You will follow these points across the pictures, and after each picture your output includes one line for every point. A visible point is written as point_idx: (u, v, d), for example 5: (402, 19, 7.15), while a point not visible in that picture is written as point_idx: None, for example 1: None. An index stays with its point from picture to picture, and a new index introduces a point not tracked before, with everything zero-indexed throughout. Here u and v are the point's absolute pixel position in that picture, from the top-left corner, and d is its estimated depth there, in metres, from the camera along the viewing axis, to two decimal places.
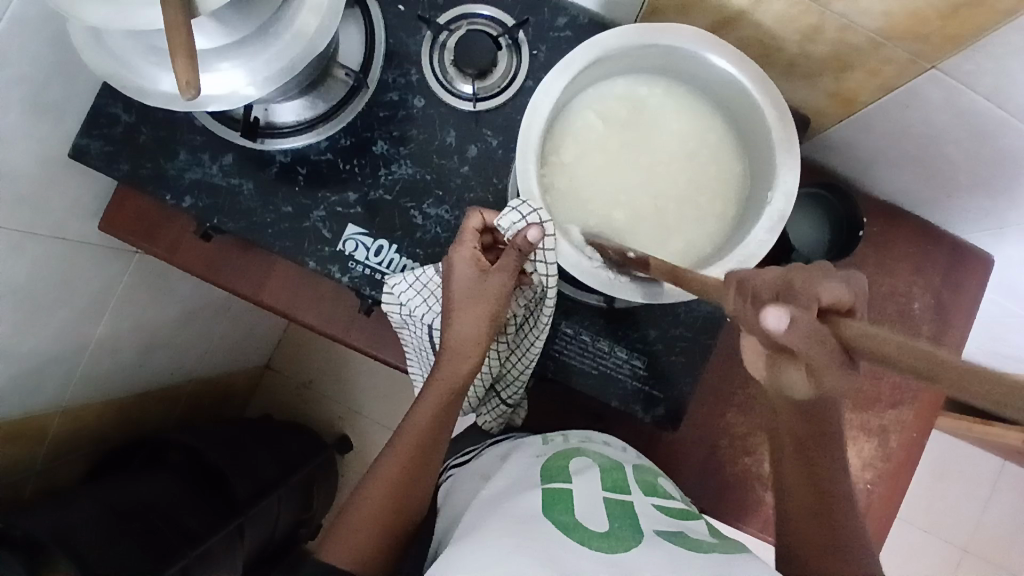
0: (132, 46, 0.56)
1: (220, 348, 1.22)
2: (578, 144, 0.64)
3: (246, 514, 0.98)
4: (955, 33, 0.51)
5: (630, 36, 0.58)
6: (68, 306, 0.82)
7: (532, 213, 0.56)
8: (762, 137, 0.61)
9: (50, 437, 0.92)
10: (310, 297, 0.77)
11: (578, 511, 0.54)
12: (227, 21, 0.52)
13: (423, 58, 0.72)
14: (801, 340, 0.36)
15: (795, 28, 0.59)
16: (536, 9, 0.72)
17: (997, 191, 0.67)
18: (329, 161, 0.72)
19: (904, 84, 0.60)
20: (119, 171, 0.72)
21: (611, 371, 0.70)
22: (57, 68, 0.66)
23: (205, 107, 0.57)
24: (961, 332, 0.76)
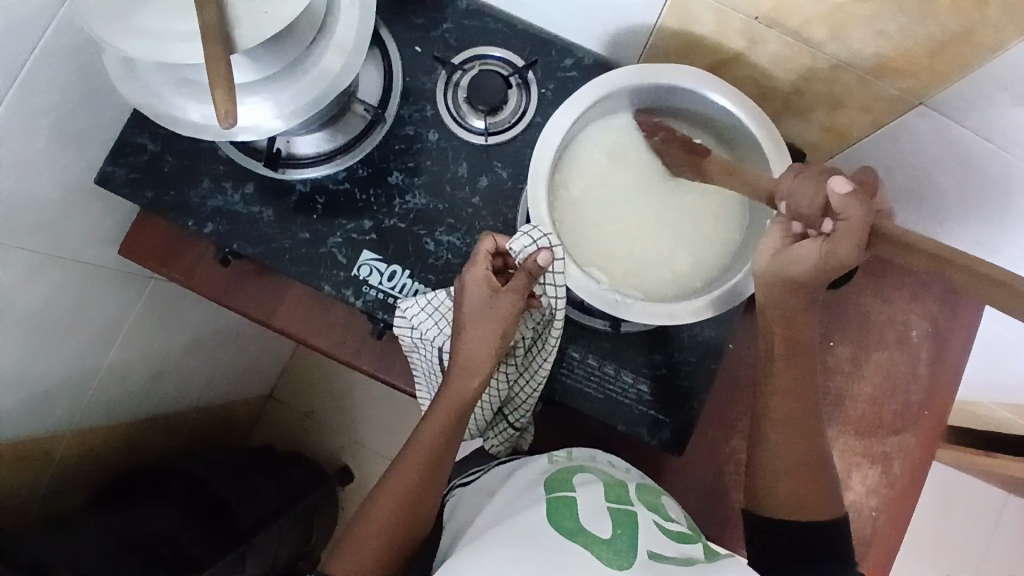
0: (165, 79, 0.59)
1: (226, 375, 1.23)
2: (585, 176, 0.67)
3: (249, 543, 0.98)
4: (940, 71, 0.55)
5: (635, 75, 0.62)
6: (83, 329, 0.84)
7: (542, 238, 0.59)
8: (760, 168, 0.64)
9: (56, 461, 0.92)
10: (322, 321, 0.79)
11: (581, 518, 0.56)
12: (260, 59, 0.56)
13: (438, 94, 0.76)
14: (852, 205, 0.52)
15: (790, 67, 0.64)
16: (544, 50, 0.77)
17: (987, 222, 0.71)
18: (346, 190, 0.75)
19: (894, 119, 0.64)
20: (144, 198, 0.75)
21: (617, 395, 0.71)
22: (87, 98, 0.70)
23: (234, 138, 0.61)
24: (959, 360, 0.78)
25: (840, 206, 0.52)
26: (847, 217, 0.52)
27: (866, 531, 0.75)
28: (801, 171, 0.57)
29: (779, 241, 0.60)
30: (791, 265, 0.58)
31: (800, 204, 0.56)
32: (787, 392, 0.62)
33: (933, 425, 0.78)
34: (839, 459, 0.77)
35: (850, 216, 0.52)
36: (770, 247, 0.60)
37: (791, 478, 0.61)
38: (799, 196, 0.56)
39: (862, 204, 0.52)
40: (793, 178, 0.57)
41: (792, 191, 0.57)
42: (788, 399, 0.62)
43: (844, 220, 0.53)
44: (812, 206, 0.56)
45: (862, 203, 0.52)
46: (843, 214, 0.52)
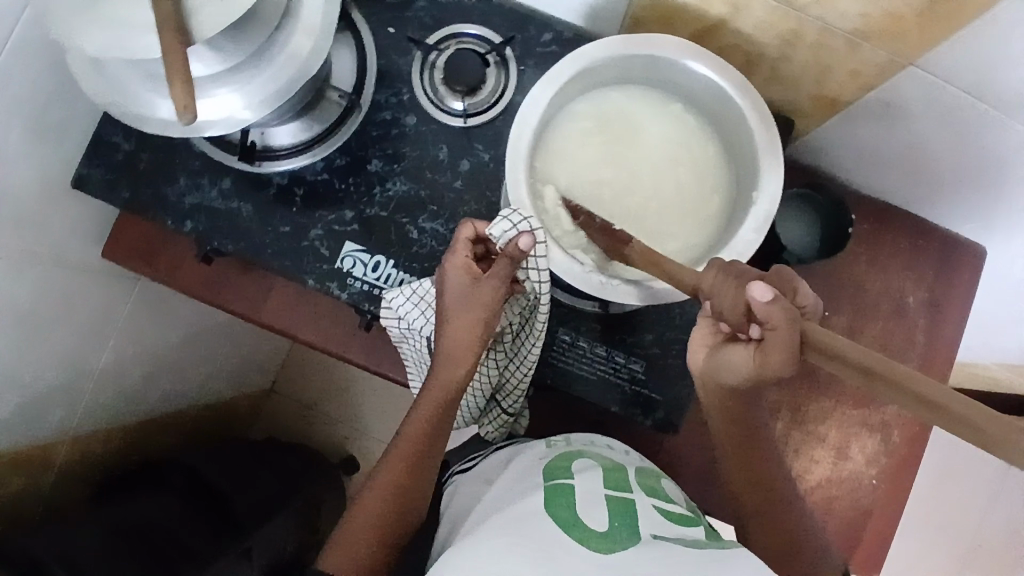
0: (131, 74, 0.57)
1: (224, 370, 1.23)
2: (566, 155, 0.65)
3: (252, 535, 0.98)
4: (930, 30, 0.53)
5: (613, 47, 0.60)
6: (72, 333, 0.83)
7: (523, 221, 0.57)
8: (746, 139, 0.62)
9: (56, 464, 0.93)
10: (310, 314, 0.78)
11: (578, 508, 0.54)
12: (223, 48, 0.54)
13: (415, 77, 0.74)
14: (779, 315, 0.47)
15: (774, 33, 0.61)
16: (522, 26, 0.74)
17: (983, 184, 0.69)
18: (325, 180, 0.73)
19: (884, 82, 0.61)
20: (121, 198, 0.73)
21: (610, 377, 0.70)
22: (55, 97, 0.68)
23: (202, 132, 0.58)
24: (957, 326, 0.77)
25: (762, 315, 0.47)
26: (776, 329, 0.47)
27: (865, 501, 0.75)
28: (728, 272, 0.51)
29: (712, 337, 0.58)
30: (722, 373, 0.56)
31: (722, 307, 0.51)
32: (741, 451, 0.63)
33: None
34: (838, 431, 0.76)
35: (777, 325, 0.47)
36: (702, 346, 0.58)
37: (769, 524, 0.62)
38: (722, 296, 0.51)
39: (790, 314, 0.47)
40: (715, 276, 0.52)
41: (714, 293, 0.51)
42: (747, 458, 0.63)
43: (769, 328, 0.48)
44: (738, 310, 0.50)
45: (789, 311, 0.47)
46: (767, 323, 0.48)
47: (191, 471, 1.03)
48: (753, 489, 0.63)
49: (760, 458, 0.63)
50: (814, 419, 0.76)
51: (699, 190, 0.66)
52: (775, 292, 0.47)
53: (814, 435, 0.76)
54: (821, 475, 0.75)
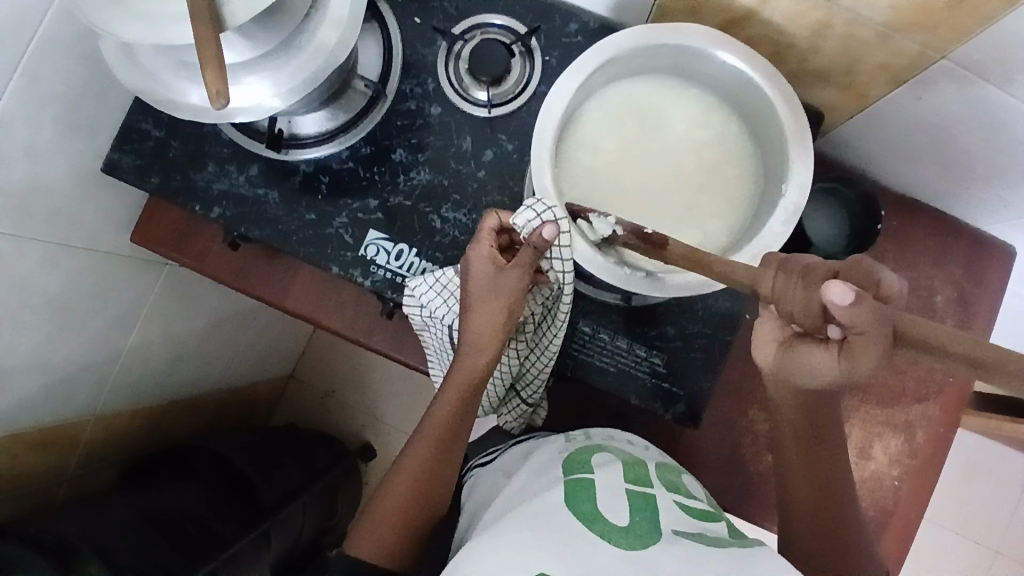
0: (165, 62, 0.58)
1: (246, 356, 1.25)
2: (590, 145, 0.65)
3: (272, 519, 1.00)
4: (964, 21, 0.52)
5: (640, 37, 0.60)
6: (100, 317, 0.85)
7: (547, 211, 0.57)
8: (775, 130, 0.62)
9: (82, 444, 0.95)
10: (333, 302, 0.79)
11: (599, 502, 0.54)
12: (253, 36, 0.55)
13: (440, 67, 0.74)
14: (864, 317, 0.42)
15: (804, 24, 0.60)
16: (547, 16, 0.74)
17: (1016, 180, 0.67)
18: (350, 169, 0.74)
19: (914, 75, 0.60)
20: (151, 184, 0.75)
21: (630, 369, 0.70)
22: (89, 85, 0.70)
23: (231, 118, 0.59)
24: (986, 325, 0.75)
25: (846, 319, 0.43)
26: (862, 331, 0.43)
27: (888, 501, 0.74)
28: (784, 270, 0.47)
29: (779, 331, 0.53)
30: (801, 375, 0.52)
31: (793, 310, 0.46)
32: (813, 469, 0.59)
33: (958, 392, 0.75)
34: (860, 429, 0.75)
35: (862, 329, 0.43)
36: (771, 342, 0.54)
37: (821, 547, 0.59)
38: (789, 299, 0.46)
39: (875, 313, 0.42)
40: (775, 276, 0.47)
41: (776, 297, 0.47)
42: (812, 478, 0.59)
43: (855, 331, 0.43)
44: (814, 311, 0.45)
45: (877, 310, 0.42)
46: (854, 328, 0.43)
47: (214, 455, 1.05)
48: (813, 506, 0.59)
49: (827, 480, 0.59)
50: None
51: (725, 181, 0.66)
52: (857, 292, 0.42)
53: None
54: None
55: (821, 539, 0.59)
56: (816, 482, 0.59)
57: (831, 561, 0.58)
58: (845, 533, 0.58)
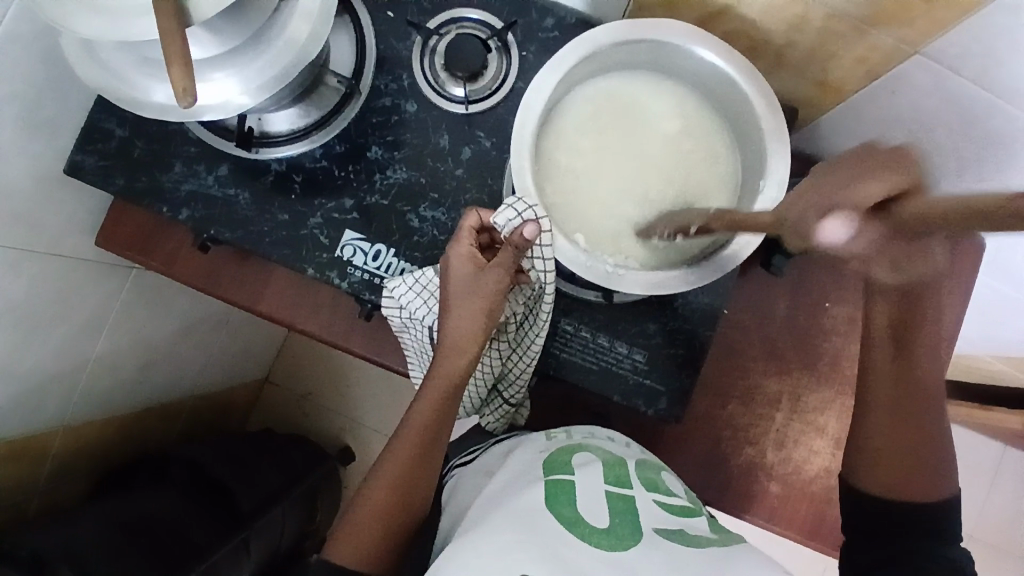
0: (126, 58, 0.56)
1: (220, 360, 1.22)
2: (569, 143, 0.65)
3: (252, 526, 0.98)
4: (938, 16, 0.52)
5: (619, 32, 0.59)
6: (67, 323, 0.82)
7: (528, 210, 0.57)
8: (753, 125, 0.62)
9: (52, 455, 0.92)
10: (309, 304, 0.77)
11: (580, 503, 0.54)
12: (219, 29, 0.53)
13: (415, 63, 0.73)
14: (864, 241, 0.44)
15: (781, 19, 0.60)
16: (524, 11, 0.73)
17: (985, 174, 0.68)
18: (324, 168, 0.72)
19: (889, 70, 0.61)
20: (115, 186, 0.72)
21: (612, 367, 0.70)
22: (50, 83, 0.66)
23: (199, 116, 0.57)
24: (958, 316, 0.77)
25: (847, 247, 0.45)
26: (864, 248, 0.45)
27: None
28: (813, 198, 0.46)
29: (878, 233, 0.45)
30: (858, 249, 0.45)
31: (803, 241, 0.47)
32: (901, 384, 0.62)
33: None
34: (838, 421, 0.76)
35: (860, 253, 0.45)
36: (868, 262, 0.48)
37: (888, 465, 0.61)
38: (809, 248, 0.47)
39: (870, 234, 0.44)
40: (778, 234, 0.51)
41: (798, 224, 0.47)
42: (902, 390, 0.61)
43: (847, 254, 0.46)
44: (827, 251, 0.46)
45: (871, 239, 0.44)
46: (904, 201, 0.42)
47: (190, 461, 1.02)
48: (895, 434, 0.61)
49: (913, 407, 0.61)
50: (815, 409, 0.76)
51: (704, 178, 0.66)
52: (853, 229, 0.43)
53: (814, 424, 0.76)
54: (822, 465, 0.75)
55: (892, 469, 0.61)
56: (908, 391, 0.61)
57: (895, 485, 0.60)
58: (917, 458, 0.60)
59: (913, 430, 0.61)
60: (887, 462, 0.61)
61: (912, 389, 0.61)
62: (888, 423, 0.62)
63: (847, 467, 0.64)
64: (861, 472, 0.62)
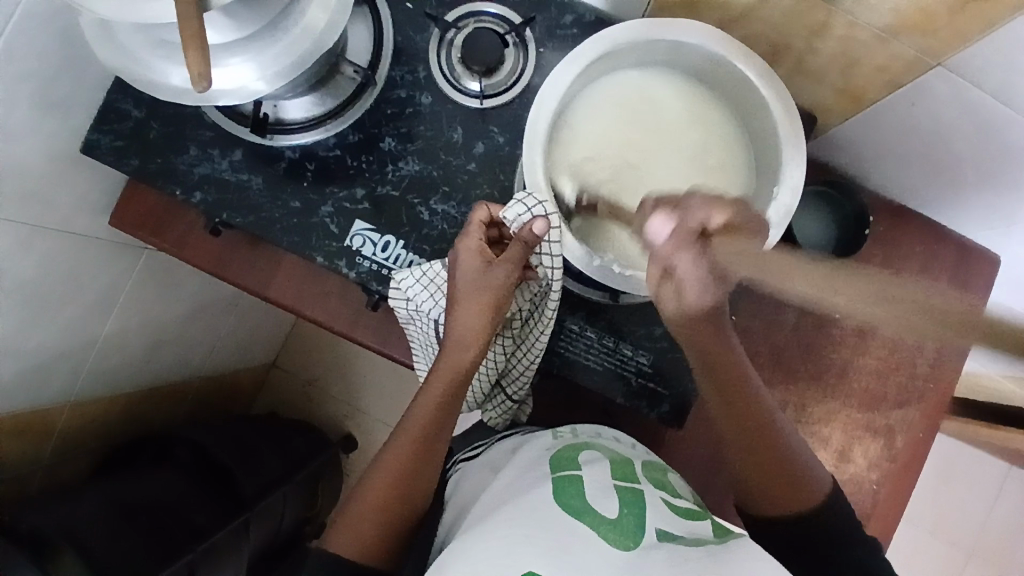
0: (145, 40, 0.56)
1: (227, 343, 1.23)
2: (583, 140, 0.64)
3: (252, 510, 0.98)
4: (965, 27, 0.51)
5: (638, 30, 0.59)
6: (77, 300, 0.83)
7: (538, 206, 0.57)
8: (769, 129, 0.61)
9: (57, 431, 0.93)
10: (316, 292, 0.77)
11: (587, 497, 0.54)
12: (237, 15, 0.54)
13: (431, 55, 0.73)
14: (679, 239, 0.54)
15: (803, 25, 0.60)
16: (543, 7, 0.73)
17: (1004, 188, 0.67)
18: (337, 157, 0.72)
19: (911, 81, 0.60)
20: (129, 166, 0.72)
21: (616, 368, 0.70)
22: (69, 62, 0.67)
23: (214, 101, 0.58)
24: (969, 332, 0.76)
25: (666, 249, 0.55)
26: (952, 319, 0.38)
27: (866, 504, 0.74)
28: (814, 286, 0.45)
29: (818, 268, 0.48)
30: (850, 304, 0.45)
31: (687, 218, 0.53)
32: (746, 426, 0.62)
33: (938, 398, 0.76)
34: (842, 432, 0.75)
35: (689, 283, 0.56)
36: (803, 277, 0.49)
37: (765, 481, 0.61)
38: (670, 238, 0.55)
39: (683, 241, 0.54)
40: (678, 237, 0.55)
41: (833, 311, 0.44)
42: (745, 430, 0.62)
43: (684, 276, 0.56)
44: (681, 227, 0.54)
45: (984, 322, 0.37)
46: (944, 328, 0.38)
47: (194, 444, 1.03)
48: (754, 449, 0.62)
49: (764, 436, 0.61)
50: (818, 420, 0.75)
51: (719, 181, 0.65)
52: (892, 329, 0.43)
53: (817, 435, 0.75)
54: None
55: (770, 485, 0.61)
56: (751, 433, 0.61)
57: (782, 495, 0.60)
58: (787, 469, 0.61)
59: (770, 453, 0.61)
60: (765, 490, 0.61)
61: (751, 422, 0.62)
62: (737, 444, 0.62)
63: (746, 499, 0.63)
64: (753, 499, 0.62)
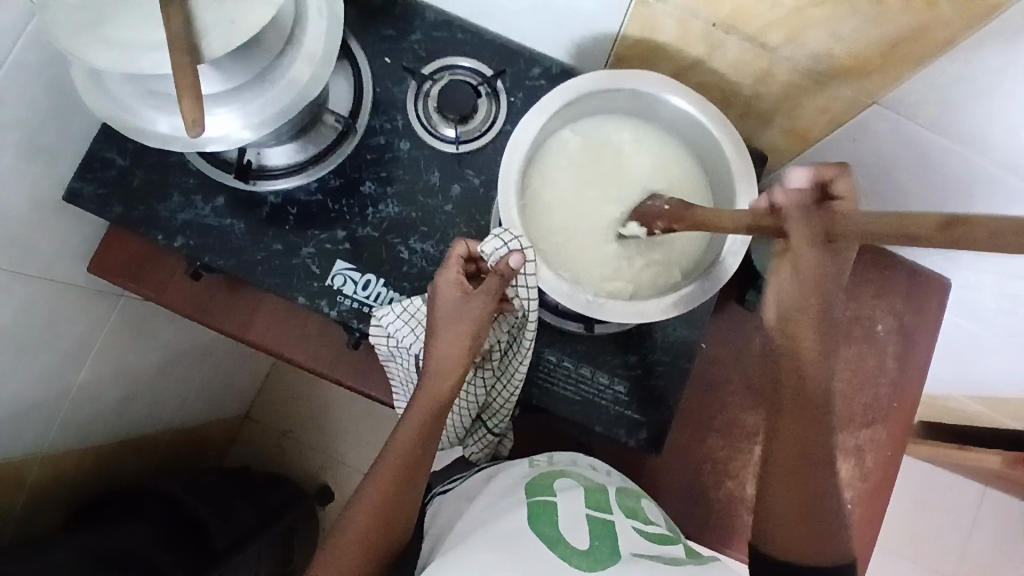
0: (135, 91, 0.59)
1: (200, 392, 1.21)
2: (556, 180, 0.68)
3: (226, 562, 0.95)
4: (893, 69, 0.57)
5: (601, 79, 0.64)
6: (52, 348, 0.82)
7: (514, 240, 0.59)
8: (722, 168, 0.66)
9: (29, 484, 0.90)
10: (297, 333, 0.78)
11: (561, 525, 0.55)
12: (226, 68, 0.56)
13: (409, 105, 0.77)
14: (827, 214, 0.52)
15: (748, 73, 0.66)
16: (513, 60, 0.78)
17: (947, 216, 0.73)
18: (318, 201, 0.75)
19: (851, 118, 0.66)
20: (112, 214, 0.74)
21: (594, 398, 0.72)
22: (57, 111, 0.69)
23: (201, 147, 0.61)
24: (927, 351, 0.80)
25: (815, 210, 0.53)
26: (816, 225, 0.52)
27: None
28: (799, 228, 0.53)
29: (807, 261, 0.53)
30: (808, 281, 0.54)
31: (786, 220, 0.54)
32: (799, 461, 0.56)
33: (903, 418, 0.79)
34: None
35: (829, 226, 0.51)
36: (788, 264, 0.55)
37: (790, 525, 0.56)
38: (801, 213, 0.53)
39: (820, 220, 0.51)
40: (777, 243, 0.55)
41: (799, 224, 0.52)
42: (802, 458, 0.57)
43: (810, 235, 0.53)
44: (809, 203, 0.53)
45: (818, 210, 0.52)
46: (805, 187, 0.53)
47: (165, 496, 1.00)
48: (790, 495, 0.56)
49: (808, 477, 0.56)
50: None
51: None
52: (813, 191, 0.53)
53: None
54: None
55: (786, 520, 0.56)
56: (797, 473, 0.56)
57: (801, 532, 0.56)
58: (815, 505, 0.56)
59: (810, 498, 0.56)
60: (785, 528, 0.56)
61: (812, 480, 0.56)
62: (783, 486, 0.57)
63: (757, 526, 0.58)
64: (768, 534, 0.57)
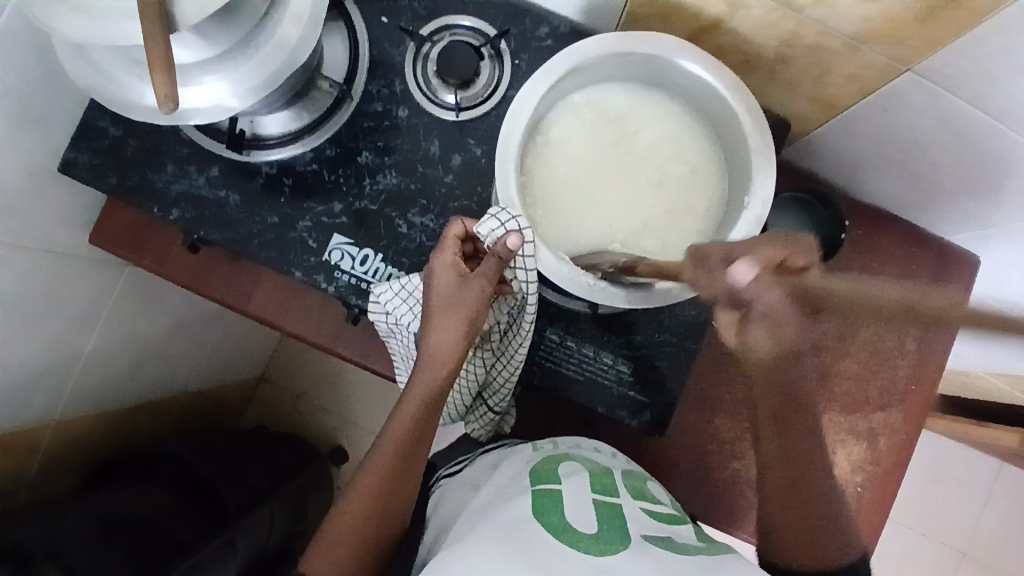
0: (116, 60, 0.56)
1: (213, 357, 1.22)
2: (561, 154, 0.65)
3: (238, 525, 0.97)
4: (930, 36, 0.52)
5: (609, 44, 0.59)
6: (60, 318, 0.83)
7: (511, 220, 0.56)
8: (739, 142, 0.62)
9: (43, 449, 0.93)
10: (298, 307, 0.77)
11: (567, 514, 0.53)
12: (207, 33, 0.53)
13: (407, 68, 0.73)
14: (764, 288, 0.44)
15: (772, 35, 0.60)
16: (518, 19, 0.73)
17: (981, 193, 0.67)
18: (314, 171, 0.72)
19: (882, 87, 0.60)
20: (107, 184, 0.72)
21: (597, 378, 0.70)
22: (43, 78, 0.67)
23: (187, 120, 0.58)
24: (950, 335, 0.76)
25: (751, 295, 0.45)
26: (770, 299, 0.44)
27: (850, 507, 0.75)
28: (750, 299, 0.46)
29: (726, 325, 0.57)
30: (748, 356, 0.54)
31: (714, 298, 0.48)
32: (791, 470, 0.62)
33: (921, 400, 0.76)
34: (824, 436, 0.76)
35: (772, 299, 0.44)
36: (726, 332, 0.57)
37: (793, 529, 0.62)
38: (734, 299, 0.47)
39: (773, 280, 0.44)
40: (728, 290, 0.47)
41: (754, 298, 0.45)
42: (791, 474, 0.62)
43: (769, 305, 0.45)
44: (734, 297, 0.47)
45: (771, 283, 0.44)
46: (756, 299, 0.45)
47: (179, 460, 1.02)
48: (789, 507, 0.62)
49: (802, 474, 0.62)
50: None
51: (696, 194, 0.65)
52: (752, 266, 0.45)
53: None
54: None
55: (790, 513, 0.63)
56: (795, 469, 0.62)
57: (802, 530, 0.62)
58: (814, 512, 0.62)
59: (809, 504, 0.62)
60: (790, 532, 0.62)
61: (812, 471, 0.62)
62: (778, 498, 0.63)
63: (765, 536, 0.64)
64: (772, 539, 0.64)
